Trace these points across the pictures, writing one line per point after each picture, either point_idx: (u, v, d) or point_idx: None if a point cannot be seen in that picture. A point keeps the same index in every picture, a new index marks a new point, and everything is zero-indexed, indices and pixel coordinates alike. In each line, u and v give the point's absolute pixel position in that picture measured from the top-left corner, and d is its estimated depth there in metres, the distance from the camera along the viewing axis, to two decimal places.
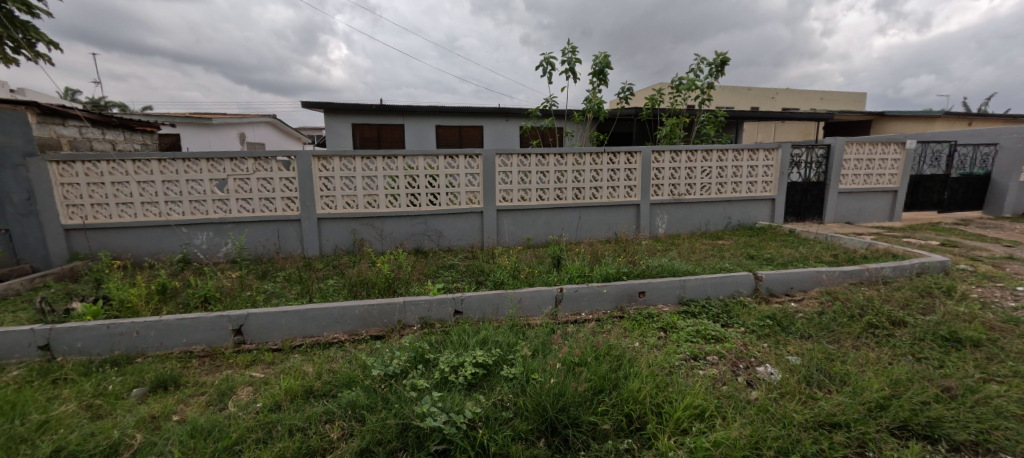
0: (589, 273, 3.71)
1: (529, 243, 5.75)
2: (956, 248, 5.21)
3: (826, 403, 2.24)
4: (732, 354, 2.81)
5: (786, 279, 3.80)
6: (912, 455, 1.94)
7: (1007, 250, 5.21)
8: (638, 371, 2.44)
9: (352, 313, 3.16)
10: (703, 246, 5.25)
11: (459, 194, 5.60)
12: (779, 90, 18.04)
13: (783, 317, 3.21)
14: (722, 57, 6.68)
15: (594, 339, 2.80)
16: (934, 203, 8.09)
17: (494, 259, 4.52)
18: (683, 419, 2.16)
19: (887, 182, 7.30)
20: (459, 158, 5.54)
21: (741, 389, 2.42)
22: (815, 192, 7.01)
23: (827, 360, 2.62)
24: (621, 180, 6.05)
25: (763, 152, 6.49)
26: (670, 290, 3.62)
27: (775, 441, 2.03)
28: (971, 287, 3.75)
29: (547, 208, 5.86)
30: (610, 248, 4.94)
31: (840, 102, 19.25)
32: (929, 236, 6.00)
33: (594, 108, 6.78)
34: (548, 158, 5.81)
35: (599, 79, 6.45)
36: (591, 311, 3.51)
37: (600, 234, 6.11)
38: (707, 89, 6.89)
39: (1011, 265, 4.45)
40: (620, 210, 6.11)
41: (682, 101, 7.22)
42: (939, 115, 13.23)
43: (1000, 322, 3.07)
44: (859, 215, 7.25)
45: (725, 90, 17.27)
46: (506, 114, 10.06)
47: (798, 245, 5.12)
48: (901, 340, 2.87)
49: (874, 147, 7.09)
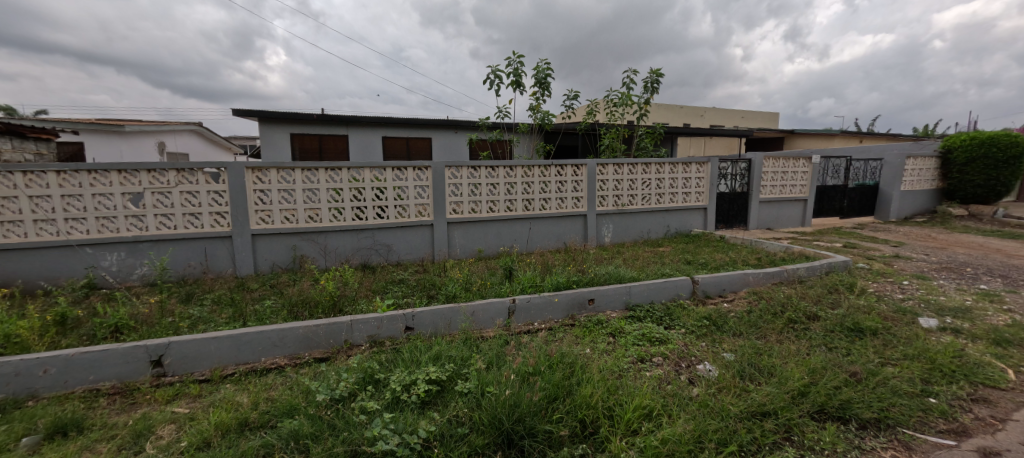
0: (540, 283, 3.78)
1: (480, 255, 5.74)
2: (855, 249, 5.96)
3: (757, 394, 2.45)
4: (675, 354, 2.98)
5: (718, 281, 4.11)
6: (828, 435, 2.20)
7: (894, 250, 6.06)
8: (590, 376, 2.52)
9: (294, 335, 2.95)
10: (646, 253, 5.52)
11: (408, 207, 5.46)
12: (707, 109, 19.70)
13: (717, 317, 3.46)
14: (656, 74, 7.13)
15: (547, 347, 2.85)
16: (836, 210, 9.20)
17: (445, 273, 4.44)
18: (633, 420, 2.25)
19: (798, 192, 8.19)
20: (408, 170, 5.40)
21: (683, 387, 2.58)
22: (740, 201, 7.68)
23: (756, 355, 2.87)
24: (568, 192, 6.24)
25: (696, 165, 7.02)
26: (617, 296, 3.77)
27: (715, 433, 2.18)
28: (868, 282, 4.30)
29: (497, 220, 5.89)
30: (560, 258, 5.06)
31: (758, 121, 21.46)
32: (834, 239, 6.80)
33: (541, 120, 6.93)
34: (498, 171, 5.85)
35: (541, 88, 6.64)
36: (542, 320, 3.55)
37: (549, 244, 6.23)
38: (643, 104, 7.27)
39: (897, 262, 5.18)
40: (568, 220, 6.29)
41: (622, 116, 7.55)
42: (836, 133, 15.17)
43: (892, 312, 3.56)
44: (777, 222, 8.06)
45: (660, 107, 18.57)
46: (455, 126, 10.05)
47: (728, 250, 5.58)
48: (816, 332, 3.22)
49: (786, 162, 7.94)
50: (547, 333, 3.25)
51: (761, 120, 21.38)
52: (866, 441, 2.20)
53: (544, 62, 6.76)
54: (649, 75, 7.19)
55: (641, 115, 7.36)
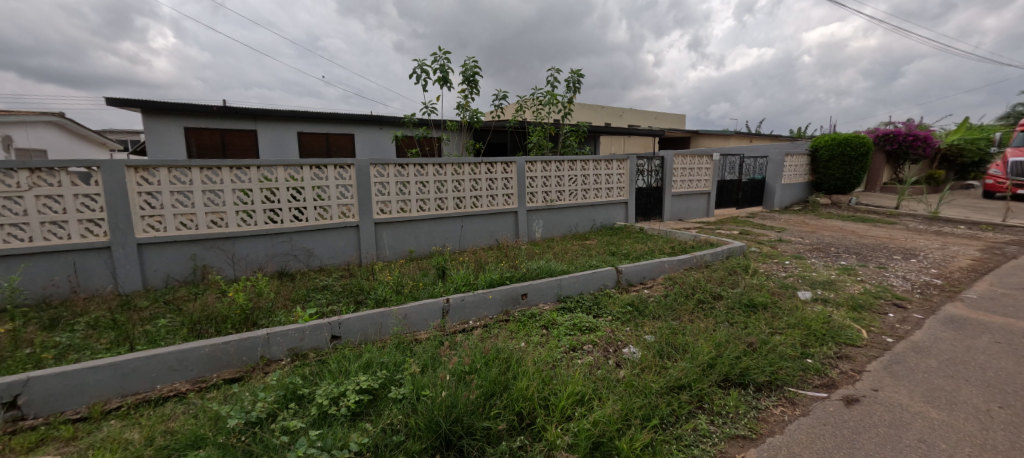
0: (474, 281, 3.76)
1: (412, 255, 5.54)
2: (749, 235, 6.79)
3: (674, 370, 2.69)
4: (603, 340, 3.17)
5: (639, 269, 4.43)
6: (732, 401, 2.50)
7: (778, 235, 7.02)
8: (526, 369, 2.57)
9: (197, 356, 2.61)
10: (574, 246, 5.76)
11: (330, 208, 5.09)
12: (625, 110, 20.98)
13: (639, 303, 3.74)
14: (577, 74, 7.41)
15: (483, 345, 2.85)
16: (732, 202, 10.40)
17: (373, 276, 4.22)
18: (567, 407, 2.34)
19: (703, 187, 9.10)
20: (329, 168, 5.01)
21: (611, 371, 2.75)
22: (656, 196, 8.33)
23: (673, 335, 3.15)
24: (500, 189, 6.26)
25: (616, 162, 7.47)
26: (549, 289, 3.88)
27: (640, 410, 2.35)
28: (761, 264, 4.95)
29: (428, 218, 5.73)
30: (492, 255, 5.09)
31: (668, 121, 23.39)
32: (731, 227, 7.69)
33: (469, 118, 6.85)
34: (427, 169, 5.67)
35: (469, 86, 6.57)
36: (476, 317, 3.53)
37: (482, 241, 6.21)
38: (567, 104, 7.54)
39: (781, 246, 6.01)
40: (500, 217, 6.33)
41: (548, 114, 7.75)
42: (732, 133, 17.08)
43: (778, 288, 4.14)
44: (686, 213, 8.90)
45: (583, 107, 19.37)
46: (381, 122, 9.55)
47: (646, 241, 6.03)
48: (720, 310, 3.63)
49: (693, 159, 8.77)
50: (482, 330, 3.25)
51: (671, 120, 23.31)
52: (762, 401, 2.54)
53: (471, 59, 6.69)
54: (570, 75, 7.47)
55: (565, 113, 7.61)
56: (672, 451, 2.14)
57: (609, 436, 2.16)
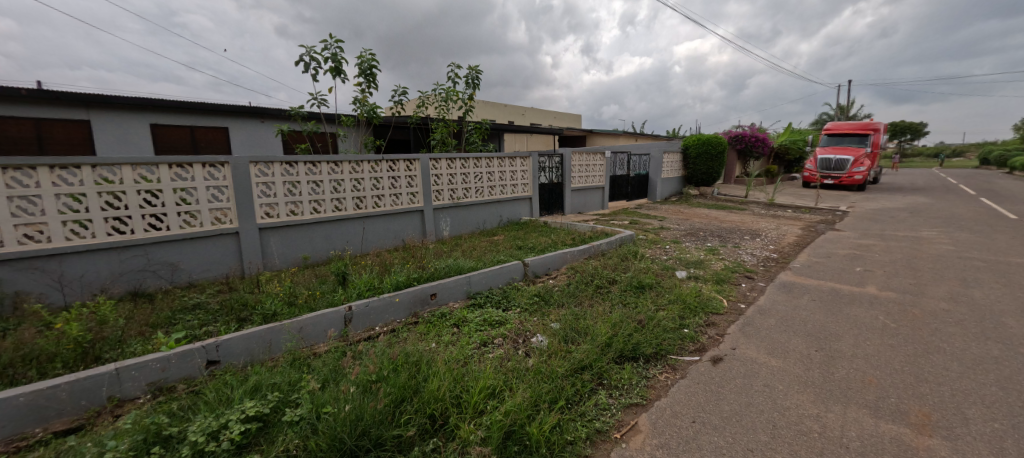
0: (378, 284, 3.58)
1: (307, 262, 5.06)
2: (638, 224, 7.55)
3: (577, 353, 2.88)
4: (512, 332, 3.27)
5: (544, 261, 4.64)
6: (626, 374, 2.78)
7: (661, 223, 7.93)
8: (436, 370, 2.53)
9: (12, 408, 2.08)
10: (482, 243, 5.79)
11: (200, 213, 4.40)
12: (527, 108, 21.63)
13: (545, 293, 3.94)
14: (476, 70, 7.39)
15: (390, 351, 2.74)
16: (625, 195, 11.39)
17: (260, 288, 3.77)
18: (479, 401, 2.35)
19: (598, 181, 9.83)
20: (195, 167, 4.31)
21: (521, 360, 2.84)
22: (558, 191, 8.79)
23: (575, 320, 3.37)
24: (404, 188, 6.01)
25: (520, 159, 7.69)
26: (458, 287, 3.87)
27: (547, 394, 2.47)
28: (649, 250, 5.55)
29: (325, 221, 5.27)
30: (397, 256, 4.90)
31: (566, 121, 24.76)
32: (622, 218, 8.46)
33: (368, 113, 6.42)
34: (320, 166, 5.19)
35: (367, 79, 6.16)
36: (383, 323, 3.37)
37: (388, 242, 5.91)
38: (468, 100, 7.49)
39: (664, 233, 6.79)
40: (406, 216, 6.08)
41: (450, 111, 7.63)
42: (621, 133, 18.71)
43: (661, 270, 4.70)
44: (585, 206, 9.56)
45: (487, 104, 19.47)
46: (261, 114, 8.86)
47: (551, 233, 6.34)
48: (614, 292, 4.00)
49: (589, 156, 9.41)
50: (390, 336, 3.11)
51: (569, 119, 24.70)
52: (651, 371, 2.88)
53: (368, 51, 6.28)
54: (469, 71, 7.42)
55: (467, 110, 7.56)
56: (578, 427, 2.29)
57: (520, 423, 2.21)
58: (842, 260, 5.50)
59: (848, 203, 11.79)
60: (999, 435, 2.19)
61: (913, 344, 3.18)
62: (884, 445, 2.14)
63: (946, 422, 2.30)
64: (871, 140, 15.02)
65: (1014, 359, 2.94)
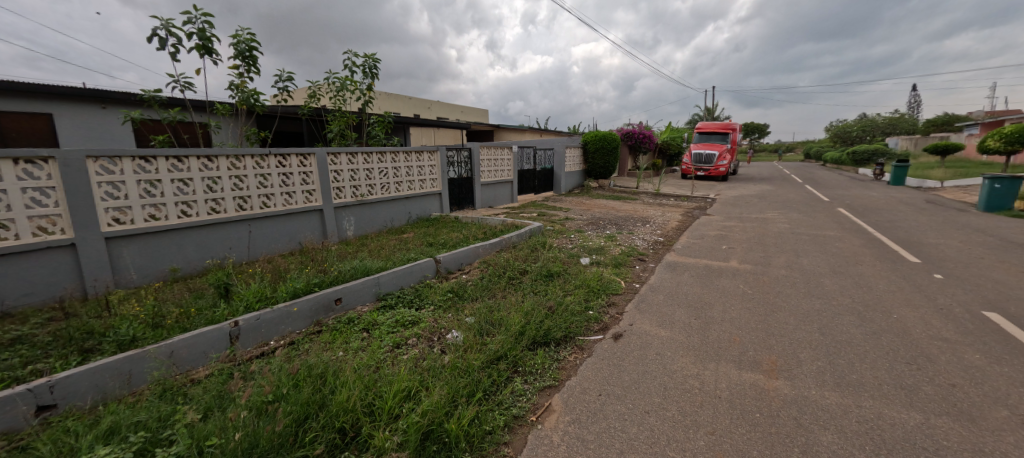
0: (271, 294, 3.21)
1: (175, 275, 4.36)
2: (545, 216, 7.85)
3: (493, 344, 2.91)
4: (426, 331, 3.19)
5: (456, 257, 4.60)
6: (540, 359, 2.89)
7: (566, 214, 8.34)
8: (345, 380, 2.36)
9: None
10: (390, 241, 5.53)
11: (16, 222, 3.52)
12: (433, 101, 21.13)
13: (458, 288, 3.91)
14: (374, 58, 6.97)
15: (289, 365, 2.50)
16: (532, 189, 11.75)
17: (113, 311, 3.14)
18: (394, 406, 2.23)
19: (506, 175, 10.00)
20: (3, 163, 3.42)
21: (437, 358, 2.78)
22: (467, 185, 8.74)
23: (490, 313, 3.40)
24: (298, 186, 5.48)
25: (427, 154, 7.48)
26: (366, 290, 3.65)
27: (465, 388, 2.44)
28: (556, 240, 5.81)
29: (198, 225, 4.58)
30: (293, 261, 4.46)
31: (473, 115, 24.74)
32: (530, 210, 8.74)
33: (248, 101, 5.68)
34: (187, 162, 4.46)
35: (245, 61, 5.46)
36: (279, 336, 3.05)
37: (279, 247, 5.35)
38: (366, 91, 7.05)
39: (570, 224, 7.17)
40: (300, 217, 5.55)
41: (345, 101, 7.10)
42: (526, 129, 19.26)
43: (568, 258, 4.96)
44: (495, 200, 9.67)
45: (390, 96, 18.59)
46: (102, 99, 7.48)
47: (462, 228, 6.29)
48: (525, 282, 4.12)
49: (495, 150, 9.52)
50: (288, 350, 2.81)
51: (475, 114, 24.73)
52: (561, 353, 3.02)
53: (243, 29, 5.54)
54: (366, 59, 6.99)
55: (366, 101, 7.11)
56: (496, 417, 2.31)
57: (438, 421, 2.15)
58: (713, 241, 6.35)
59: (716, 192, 13.64)
60: (821, 371, 2.74)
61: (762, 306, 3.82)
62: (746, 391, 2.53)
63: (787, 366, 2.80)
64: (731, 138, 17.52)
65: (830, 310, 3.69)
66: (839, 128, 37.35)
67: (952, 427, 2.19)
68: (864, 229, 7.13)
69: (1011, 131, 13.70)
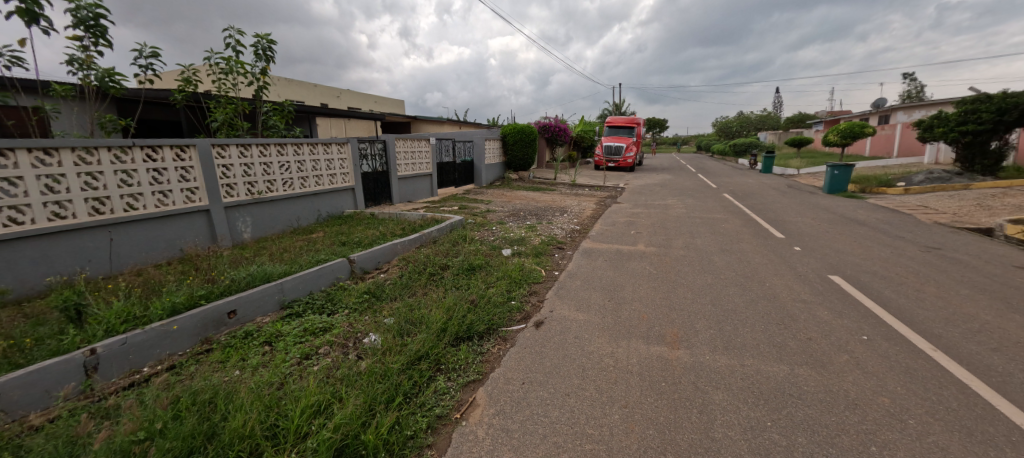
0: (137, 314, 2.78)
1: (5, 297, 3.52)
2: (466, 209, 7.81)
3: (413, 344, 2.82)
4: (340, 337, 3.00)
5: (373, 256, 4.40)
6: (463, 355, 2.87)
7: (488, 207, 8.39)
8: (240, 403, 2.13)
9: None
10: (296, 243, 5.11)
11: None
12: (343, 90, 19.83)
13: (376, 289, 3.75)
14: (267, 39, 6.32)
15: (167, 394, 2.20)
16: (452, 181, 11.60)
17: None
18: (302, 424, 2.06)
19: (424, 169, 9.76)
20: None
21: (352, 365, 2.62)
22: (383, 179, 8.38)
23: (410, 312, 3.31)
24: (174, 183, 4.75)
25: (336, 146, 7.02)
26: (267, 298, 3.35)
27: (383, 395, 2.33)
28: (478, 233, 5.81)
29: (37, 234, 3.77)
30: (172, 273, 3.92)
31: (387, 105, 23.71)
32: (451, 203, 8.63)
33: (101, 81, 4.82)
34: (12, 157, 3.62)
35: (90, 32, 4.65)
36: (154, 361, 2.67)
37: (153, 256, 4.61)
38: (260, 75, 6.38)
39: (491, 216, 7.21)
40: (182, 220, 4.87)
41: (234, 87, 6.37)
42: (444, 121, 18.93)
43: (489, 250, 4.98)
44: (414, 194, 9.40)
45: (292, 83, 17.07)
46: None
47: (378, 225, 6.01)
48: (447, 277, 4.07)
49: (412, 143, 9.22)
50: (165, 376, 2.46)
51: (390, 104, 23.72)
52: (484, 346, 3.04)
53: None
54: (258, 40, 6.32)
55: (261, 87, 6.43)
56: (418, 420, 2.23)
57: (354, 434, 2.04)
58: (623, 227, 6.81)
59: (625, 181, 14.63)
60: (714, 337, 3.08)
61: (664, 284, 4.18)
62: (654, 363, 2.76)
63: (686, 337, 3.10)
64: (636, 131, 18.85)
65: (718, 284, 4.16)
66: (725, 123, 42.04)
67: (810, 374, 2.59)
68: (744, 211, 8.13)
69: (845, 128, 16.52)
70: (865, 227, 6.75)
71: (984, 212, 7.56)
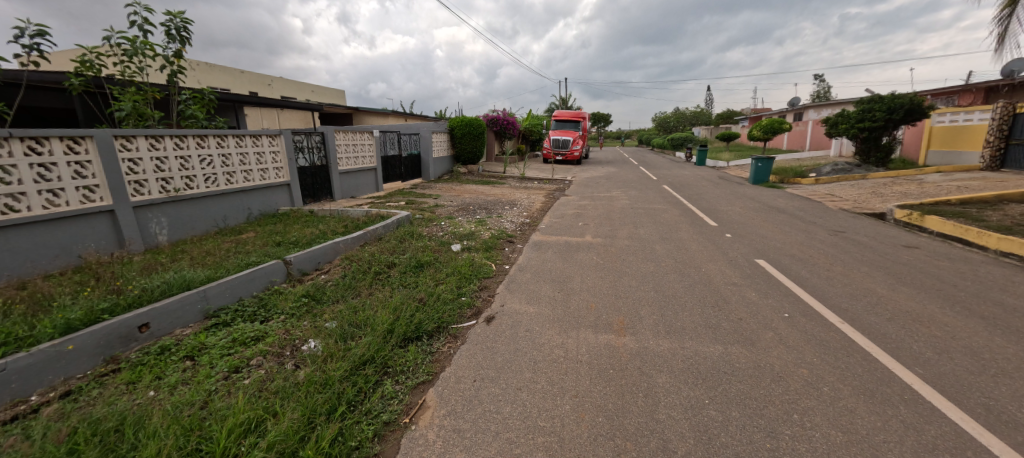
0: (22, 334, 2.44)
1: None
2: (413, 204, 7.62)
3: (358, 349, 2.71)
4: (275, 346, 2.82)
5: (312, 256, 4.19)
6: (411, 356, 2.80)
7: (436, 201, 8.23)
8: (154, 431, 1.94)
9: None
10: (224, 245, 4.73)
11: None
12: (274, 79, 18.53)
13: (315, 291, 3.58)
14: (179, 18, 5.72)
15: (65, 427, 1.95)
16: (398, 175, 11.27)
17: None
18: (230, 445, 1.91)
19: (368, 163, 9.39)
20: None
21: (288, 376, 2.47)
22: (322, 175, 7.97)
23: (353, 314, 3.18)
24: (66, 180, 4.19)
25: (266, 138, 6.57)
26: (187, 308, 3.08)
27: (324, 405, 2.21)
28: (425, 229, 5.69)
29: None
30: (70, 284, 3.48)
31: (326, 96, 22.52)
32: (397, 199, 8.38)
33: None
34: None
35: None
36: (43, 388, 2.35)
37: (42, 266, 4.03)
38: (172, 58, 5.77)
39: (440, 211, 7.09)
40: (82, 223, 4.32)
41: (143, 71, 5.73)
42: (387, 113, 18.30)
43: (438, 246, 4.90)
44: (357, 190, 9.03)
45: (215, 69, 15.68)
46: None
47: (318, 223, 5.71)
48: (393, 276, 3.96)
49: (354, 136, 8.84)
50: (59, 404, 2.19)
51: (329, 95, 22.54)
52: (434, 345, 2.99)
53: None
54: (170, 18, 5.72)
55: (174, 72, 5.82)
56: (363, 428, 2.14)
57: (291, 450, 1.93)
58: (571, 219, 6.97)
59: (572, 174, 14.98)
60: (657, 323, 3.24)
61: (610, 274, 4.33)
62: (602, 352, 2.85)
63: (631, 324, 3.23)
64: (582, 125, 19.30)
65: (658, 271, 4.38)
66: (663, 119, 44.14)
67: (741, 352, 2.79)
68: (681, 202, 8.59)
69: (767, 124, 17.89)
70: (785, 214, 7.38)
71: (879, 198, 8.53)
